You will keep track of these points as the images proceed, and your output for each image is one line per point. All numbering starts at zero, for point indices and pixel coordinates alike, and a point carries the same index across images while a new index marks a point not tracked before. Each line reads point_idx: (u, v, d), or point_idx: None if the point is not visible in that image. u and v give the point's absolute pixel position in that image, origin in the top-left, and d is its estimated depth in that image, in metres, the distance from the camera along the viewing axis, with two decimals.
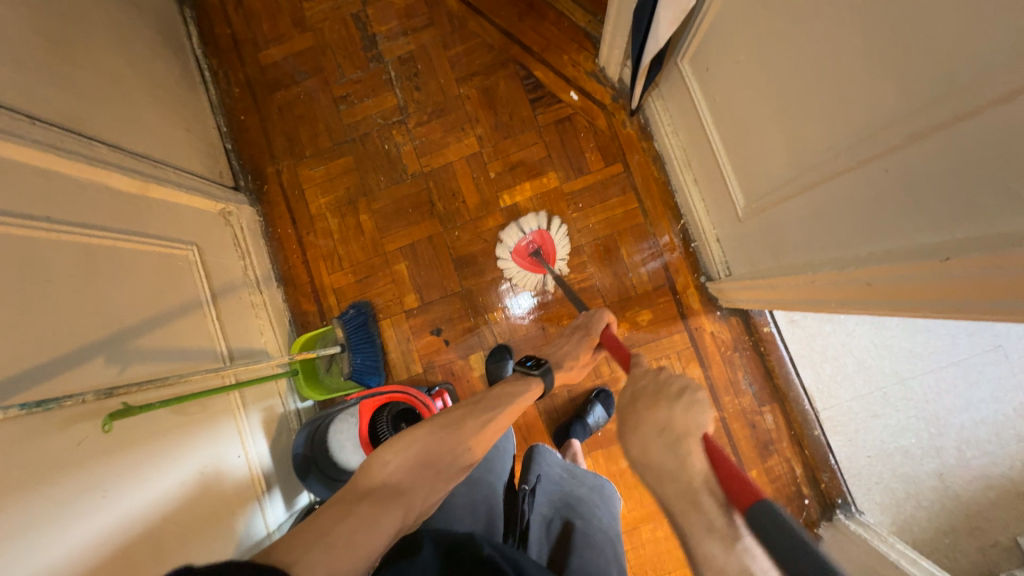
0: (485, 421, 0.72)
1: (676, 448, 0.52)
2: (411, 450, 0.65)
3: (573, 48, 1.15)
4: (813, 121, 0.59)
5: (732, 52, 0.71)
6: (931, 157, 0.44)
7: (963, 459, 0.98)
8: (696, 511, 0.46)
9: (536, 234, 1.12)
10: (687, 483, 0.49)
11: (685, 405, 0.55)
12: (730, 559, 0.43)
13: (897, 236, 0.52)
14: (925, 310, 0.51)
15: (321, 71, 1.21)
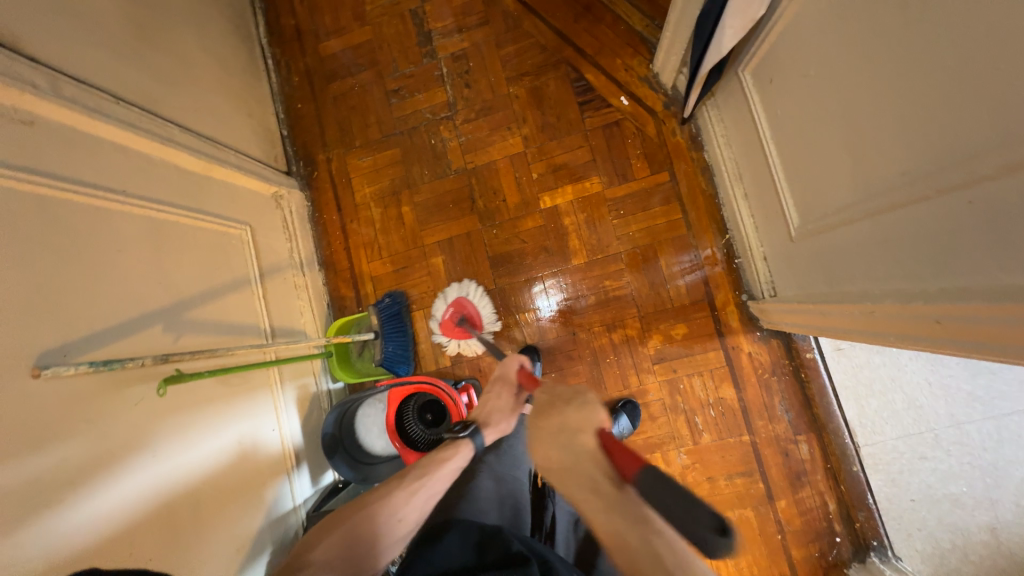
0: (416, 492, 0.72)
1: (571, 442, 0.57)
2: (338, 530, 0.67)
3: (627, 53, 1.13)
4: (886, 142, 0.55)
5: (800, 65, 0.68)
6: (1022, 193, 0.41)
7: (1022, 517, 0.91)
8: (594, 496, 0.52)
9: (455, 303, 1.12)
10: (586, 471, 0.54)
11: (578, 405, 0.60)
12: (625, 526, 0.49)
13: (973, 273, 0.48)
14: (998, 354, 0.48)
15: (376, 64, 1.24)
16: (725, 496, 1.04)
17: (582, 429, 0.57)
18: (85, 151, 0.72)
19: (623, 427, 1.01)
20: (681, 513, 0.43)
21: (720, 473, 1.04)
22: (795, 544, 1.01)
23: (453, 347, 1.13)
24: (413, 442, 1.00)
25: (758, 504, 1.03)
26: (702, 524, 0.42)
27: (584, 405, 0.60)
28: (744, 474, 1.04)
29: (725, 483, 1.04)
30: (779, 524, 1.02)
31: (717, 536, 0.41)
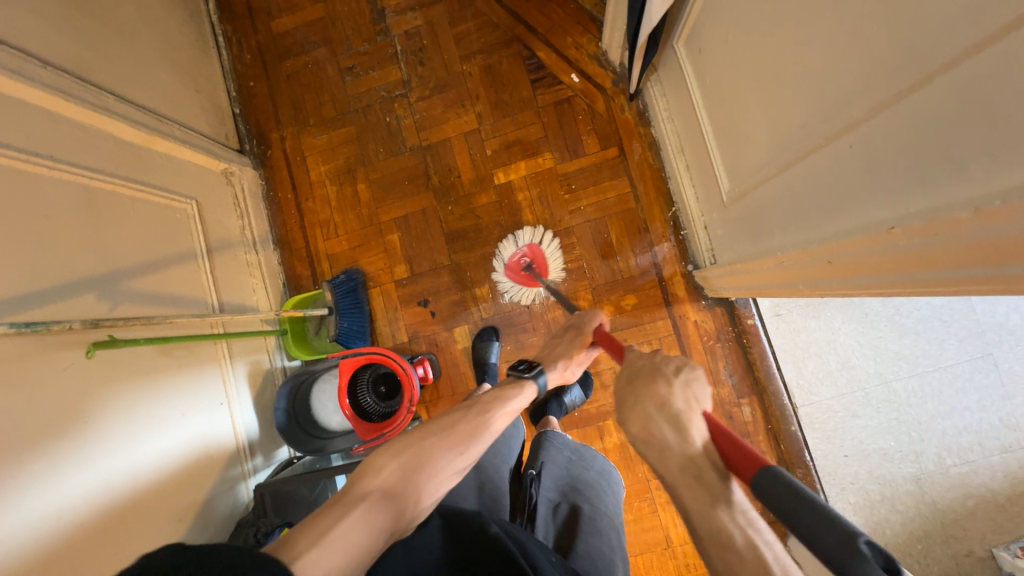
0: (480, 424, 0.70)
1: (672, 420, 0.51)
2: (405, 453, 0.62)
3: (576, 30, 1.15)
4: (788, 98, 0.59)
5: (721, 31, 0.71)
6: (887, 130, 0.45)
7: (943, 467, 0.98)
8: (698, 483, 0.45)
9: (529, 248, 1.13)
10: (691, 459, 0.47)
11: (685, 380, 0.55)
12: (730, 519, 0.42)
13: (857, 213, 0.52)
14: (880, 287, 0.52)
15: (329, 42, 1.24)
16: None
17: (688, 410, 0.52)
18: (9, 113, 0.70)
19: (573, 397, 1.07)
20: (828, 534, 0.35)
21: None
22: None
23: (516, 293, 1.14)
24: (366, 414, 1.00)
25: None
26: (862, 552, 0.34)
27: (690, 384, 0.55)
28: None
29: None
30: None
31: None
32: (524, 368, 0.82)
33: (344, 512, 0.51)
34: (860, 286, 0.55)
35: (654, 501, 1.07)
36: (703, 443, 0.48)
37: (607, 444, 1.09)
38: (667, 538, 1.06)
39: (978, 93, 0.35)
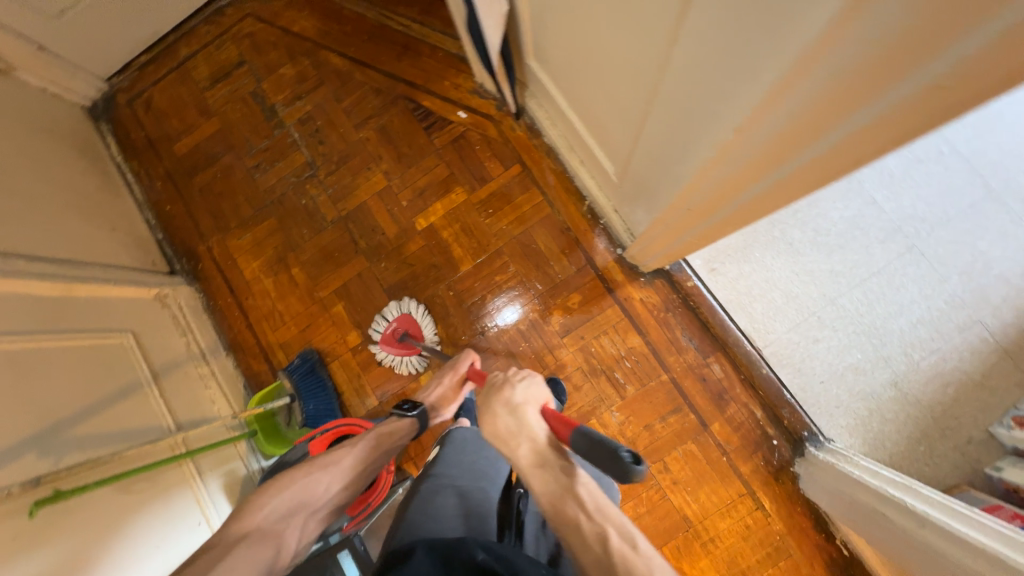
0: (364, 463, 0.79)
1: (518, 413, 0.63)
2: (285, 491, 0.72)
3: (451, 73, 1.23)
4: (616, 77, 0.65)
5: (551, 40, 0.79)
6: (683, 80, 0.50)
7: (913, 363, 1.01)
8: (535, 457, 0.59)
9: (400, 319, 1.15)
10: (534, 441, 0.60)
11: (525, 385, 0.68)
12: (557, 482, 0.56)
13: (689, 160, 0.57)
14: (736, 214, 0.58)
15: (232, 149, 1.30)
16: (665, 438, 1.07)
17: (525, 404, 0.64)
18: None
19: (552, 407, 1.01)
20: (600, 451, 0.54)
21: (653, 417, 1.08)
22: (740, 461, 1.04)
23: (393, 362, 1.14)
24: None
25: (696, 435, 1.06)
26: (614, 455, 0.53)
27: (525, 385, 0.68)
28: (674, 412, 1.07)
29: (661, 425, 1.07)
30: (720, 446, 1.05)
31: (631, 464, 0.52)
32: (407, 407, 0.86)
33: (224, 554, 0.62)
34: (730, 214, 0.58)
35: (660, 485, 1.05)
36: (540, 431, 0.61)
37: None
38: (684, 519, 1.04)
39: (720, 22, 0.40)
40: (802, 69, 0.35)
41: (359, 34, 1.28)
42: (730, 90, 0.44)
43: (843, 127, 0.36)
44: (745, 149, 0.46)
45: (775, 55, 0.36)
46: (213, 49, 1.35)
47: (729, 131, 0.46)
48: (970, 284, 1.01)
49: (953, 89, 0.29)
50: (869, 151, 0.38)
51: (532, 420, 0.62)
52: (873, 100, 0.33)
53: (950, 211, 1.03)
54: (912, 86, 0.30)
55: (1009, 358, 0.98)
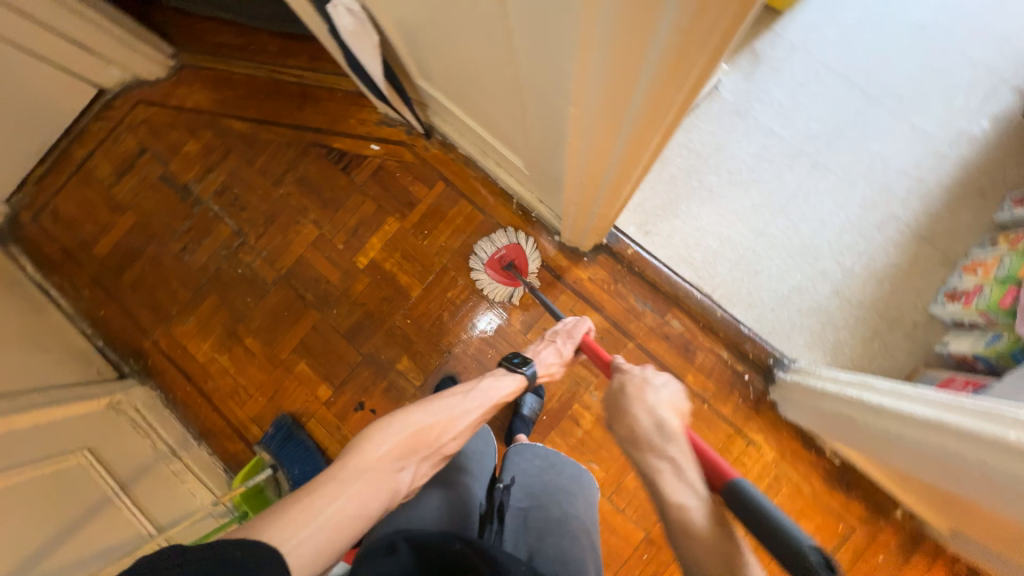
0: (477, 411, 0.73)
1: (660, 422, 0.63)
2: (402, 430, 0.64)
3: (354, 110, 1.25)
4: (487, 76, 0.68)
5: (425, 53, 0.81)
6: (530, 68, 0.53)
7: (847, 270, 1.07)
8: (677, 475, 0.56)
9: (510, 248, 1.13)
10: (676, 462, 0.58)
11: (666, 389, 0.68)
12: (702, 517, 0.52)
13: (563, 139, 0.60)
14: (618, 177, 0.60)
15: (155, 238, 1.27)
16: None
17: (668, 415, 0.64)
18: None
19: (530, 404, 1.08)
20: (781, 543, 0.49)
21: None
22: (720, 404, 1.07)
23: (488, 288, 1.14)
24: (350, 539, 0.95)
25: None
26: (809, 558, 0.46)
27: (671, 395, 0.67)
28: None
29: None
30: (699, 395, 1.08)
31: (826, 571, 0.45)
32: (516, 360, 0.84)
33: (340, 491, 0.55)
34: (611, 177, 0.60)
35: None
36: (685, 449, 0.59)
37: (587, 425, 1.09)
38: None
39: (528, 8, 0.43)
40: (585, 26, 0.36)
41: (254, 95, 1.28)
42: (559, 68, 0.47)
43: (639, 81, 0.39)
44: (587, 111, 0.48)
45: (567, 20, 0.38)
46: (110, 143, 1.32)
47: (569, 101, 0.49)
48: (875, 186, 1.09)
49: (692, 30, 0.31)
50: (672, 96, 0.40)
51: (681, 442, 0.60)
52: (649, 43, 0.34)
53: (840, 125, 1.11)
54: (669, 22, 0.31)
55: (925, 244, 1.07)
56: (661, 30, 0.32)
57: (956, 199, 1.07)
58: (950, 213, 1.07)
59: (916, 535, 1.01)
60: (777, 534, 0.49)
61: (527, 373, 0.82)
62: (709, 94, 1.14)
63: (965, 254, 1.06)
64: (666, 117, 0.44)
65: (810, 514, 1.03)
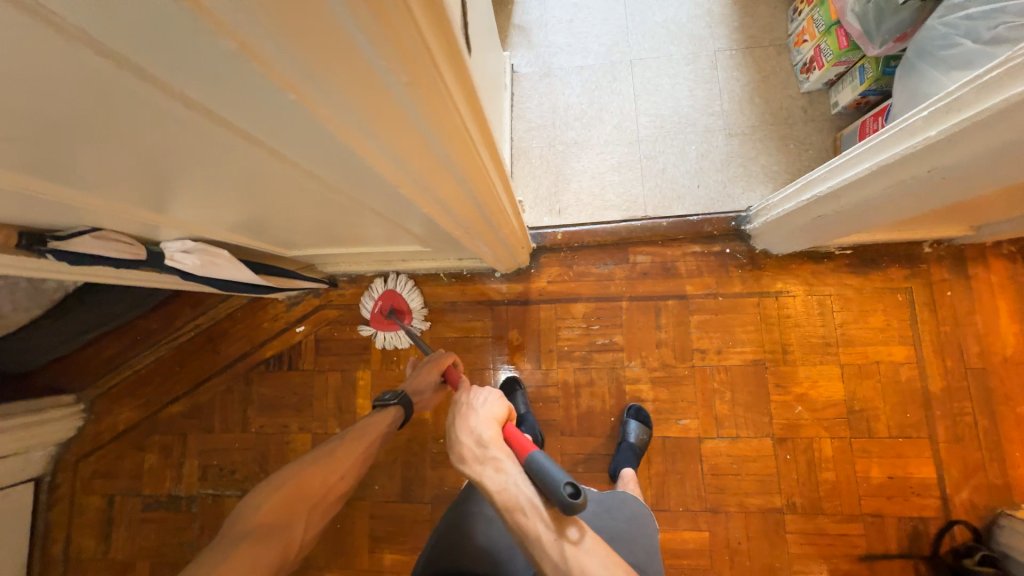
0: (357, 445, 0.80)
1: (473, 428, 0.66)
2: (283, 488, 0.69)
3: (261, 315, 1.23)
4: (330, 206, 0.70)
5: (270, 228, 0.83)
6: (356, 186, 0.55)
7: (722, 113, 1.13)
8: (487, 463, 0.62)
9: (385, 296, 1.13)
10: (478, 454, 0.63)
11: (481, 397, 0.70)
12: (499, 480, 0.61)
13: (424, 211, 0.62)
14: (482, 190, 0.62)
15: (179, 561, 1.18)
16: (678, 334, 1.07)
17: (488, 420, 0.66)
18: None
19: (636, 433, 1.01)
20: (548, 488, 0.57)
21: (654, 332, 1.08)
22: (730, 287, 1.07)
23: (381, 341, 1.15)
24: None
25: (690, 308, 1.08)
26: (559, 491, 0.55)
27: (487, 399, 0.69)
28: (659, 313, 1.08)
29: (664, 332, 1.08)
30: (710, 295, 1.07)
31: (573, 497, 0.55)
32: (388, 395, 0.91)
33: (220, 558, 0.56)
34: (477, 195, 0.62)
35: (714, 367, 1.05)
36: (492, 440, 0.64)
37: (649, 394, 1.06)
38: (755, 362, 1.04)
39: (311, 152, 0.45)
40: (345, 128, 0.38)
41: (171, 372, 1.25)
42: (370, 173, 0.48)
43: (417, 124, 0.41)
44: (411, 175, 0.50)
45: (330, 141, 0.40)
46: (78, 517, 1.23)
47: (388, 181, 0.50)
48: (685, 41, 1.17)
49: (408, 61, 0.33)
50: (446, 108, 0.41)
51: (501, 443, 0.63)
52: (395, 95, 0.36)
53: (622, 22, 1.20)
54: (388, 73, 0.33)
55: (755, 49, 1.15)
56: (388, 81, 0.34)
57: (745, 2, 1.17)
58: (751, 16, 1.17)
59: (955, 253, 1.02)
60: (546, 482, 0.57)
61: (398, 401, 0.90)
62: (513, 79, 1.20)
63: (788, 33, 1.15)
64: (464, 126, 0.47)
65: (871, 307, 1.03)
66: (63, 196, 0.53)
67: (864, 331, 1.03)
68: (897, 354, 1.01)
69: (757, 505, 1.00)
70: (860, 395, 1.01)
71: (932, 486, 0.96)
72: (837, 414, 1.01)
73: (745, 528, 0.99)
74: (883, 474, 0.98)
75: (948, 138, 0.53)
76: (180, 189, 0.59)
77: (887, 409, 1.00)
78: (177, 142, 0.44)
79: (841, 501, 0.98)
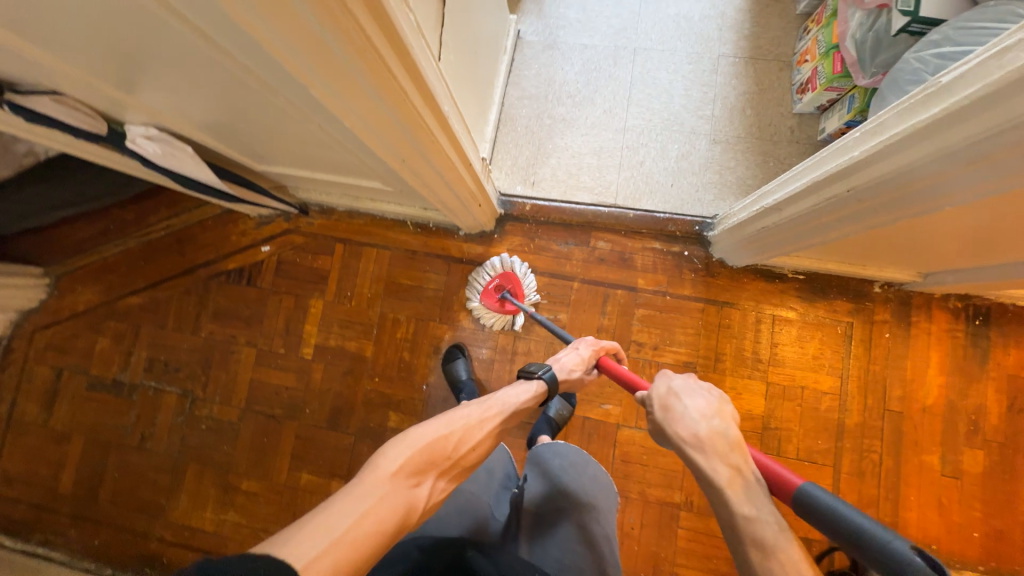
0: (489, 421, 0.74)
1: (716, 428, 0.58)
2: (420, 442, 0.63)
3: (231, 228, 1.26)
4: (285, 122, 0.71)
5: (236, 136, 0.84)
6: (295, 104, 0.56)
7: (711, 118, 1.14)
8: (743, 482, 0.53)
9: (503, 276, 1.11)
10: (732, 465, 0.54)
11: (704, 394, 0.63)
12: (757, 511, 0.50)
13: (365, 146, 0.63)
14: (427, 141, 0.63)
15: (113, 443, 1.24)
16: (620, 324, 1.10)
17: (733, 429, 0.58)
18: None
19: (559, 409, 1.04)
20: (865, 538, 0.43)
21: (598, 317, 1.11)
22: (679, 288, 1.09)
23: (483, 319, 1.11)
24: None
25: (637, 300, 1.10)
26: (898, 550, 0.40)
27: (712, 398, 0.62)
28: (607, 299, 1.11)
29: (608, 318, 1.10)
30: (659, 292, 1.10)
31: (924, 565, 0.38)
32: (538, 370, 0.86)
33: (356, 509, 0.51)
34: (420, 144, 0.62)
35: (647, 361, 1.08)
36: (744, 457, 0.54)
37: None
38: (687, 364, 1.07)
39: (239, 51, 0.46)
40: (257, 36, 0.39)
41: (135, 266, 1.28)
42: (299, 89, 0.49)
43: (333, 49, 0.42)
44: (342, 104, 0.50)
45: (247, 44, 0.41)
46: (26, 384, 1.28)
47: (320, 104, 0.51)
48: (692, 40, 1.17)
49: None
50: (363, 38, 0.42)
51: (748, 455, 0.55)
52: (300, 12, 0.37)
53: (635, 9, 1.19)
54: None
55: (758, 61, 1.15)
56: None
57: (760, 12, 1.16)
58: (762, 26, 1.16)
59: (903, 298, 1.04)
60: (866, 537, 0.42)
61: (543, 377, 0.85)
62: (516, 44, 1.20)
63: (794, 51, 1.14)
64: (392, 66, 0.47)
65: (809, 334, 1.05)
66: (31, 57, 0.55)
67: (798, 356, 1.05)
68: (823, 384, 1.03)
69: (656, 497, 1.04)
70: (778, 415, 1.04)
71: None
72: (752, 427, 1.04)
73: (641, 515, 1.03)
74: None
75: (871, 159, 0.56)
76: (141, 73, 0.61)
77: (800, 433, 1.03)
78: (114, 12, 0.45)
79: None
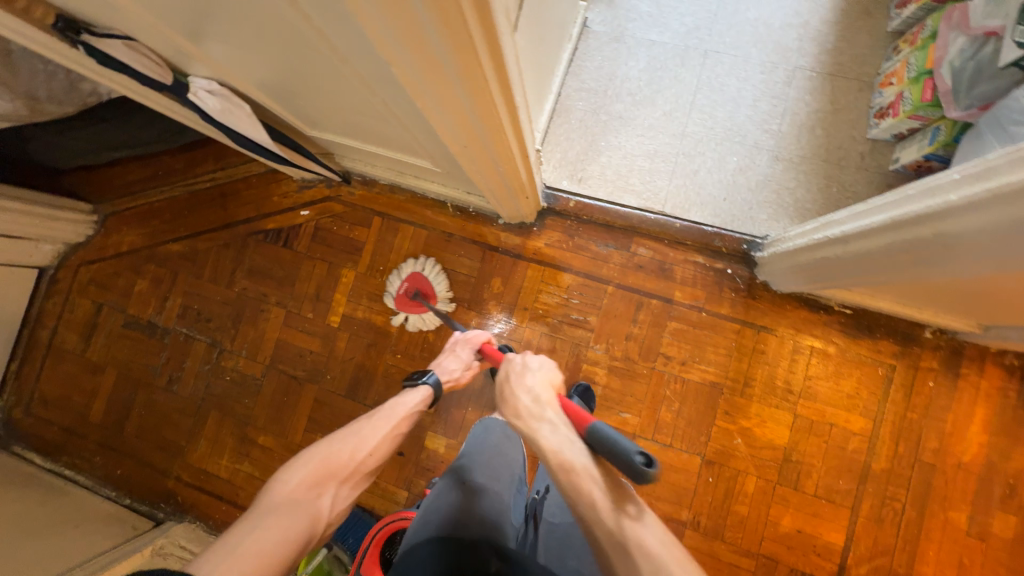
0: (387, 428, 0.81)
1: (533, 394, 0.70)
2: (311, 461, 0.71)
3: (273, 188, 1.27)
4: (348, 91, 0.69)
5: (293, 97, 0.83)
6: (366, 73, 0.54)
7: (776, 133, 1.08)
8: (549, 429, 0.64)
9: (411, 278, 1.16)
10: (539, 416, 0.67)
11: (540, 370, 0.76)
12: (557, 445, 0.62)
13: (429, 124, 0.61)
14: (493, 128, 0.60)
15: (142, 381, 1.29)
16: (650, 335, 1.08)
17: (549, 394, 0.70)
18: None
19: None
20: (617, 455, 0.57)
21: (628, 325, 1.08)
22: (716, 306, 1.06)
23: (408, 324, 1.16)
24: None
25: (671, 313, 1.07)
26: (625, 454, 0.55)
27: (544, 372, 0.75)
28: (640, 308, 1.08)
29: (637, 327, 1.08)
30: (695, 307, 1.06)
31: (645, 467, 0.54)
32: (416, 374, 0.91)
33: (250, 528, 0.59)
34: (485, 130, 0.60)
35: (672, 376, 1.05)
36: (556, 410, 0.67)
37: (603, 379, 1.08)
38: (713, 385, 1.04)
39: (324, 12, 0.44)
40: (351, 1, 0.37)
41: (178, 214, 1.31)
42: (377, 60, 0.47)
43: (426, 22, 0.39)
44: (418, 80, 0.48)
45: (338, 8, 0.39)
46: (68, 313, 1.34)
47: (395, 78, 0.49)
48: (769, 48, 1.10)
49: None
50: (459, 17, 0.39)
51: (557, 410, 0.66)
52: None
53: (713, 8, 1.13)
54: None
55: (837, 78, 1.08)
56: None
57: (847, 26, 1.09)
58: (847, 41, 1.08)
59: (955, 347, 0.98)
60: (613, 450, 0.57)
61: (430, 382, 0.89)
62: (581, 33, 1.15)
63: (877, 71, 1.07)
64: (480, 50, 0.44)
65: (847, 371, 1.01)
66: None
67: (831, 392, 1.01)
68: (853, 424, 1.00)
69: (664, 512, 1.03)
70: (800, 448, 1.01)
71: (835, 553, 0.98)
72: (771, 457, 1.01)
73: None
74: (792, 525, 0.99)
75: (968, 205, 0.52)
76: (213, 24, 0.60)
77: (822, 470, 1.00)
78: None
79: (743, 535, 1.00)
